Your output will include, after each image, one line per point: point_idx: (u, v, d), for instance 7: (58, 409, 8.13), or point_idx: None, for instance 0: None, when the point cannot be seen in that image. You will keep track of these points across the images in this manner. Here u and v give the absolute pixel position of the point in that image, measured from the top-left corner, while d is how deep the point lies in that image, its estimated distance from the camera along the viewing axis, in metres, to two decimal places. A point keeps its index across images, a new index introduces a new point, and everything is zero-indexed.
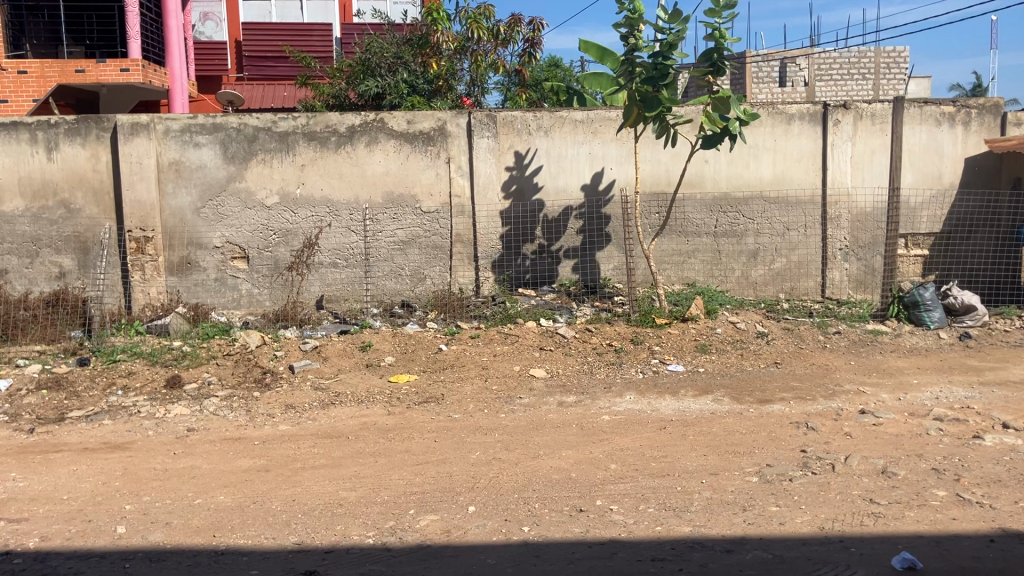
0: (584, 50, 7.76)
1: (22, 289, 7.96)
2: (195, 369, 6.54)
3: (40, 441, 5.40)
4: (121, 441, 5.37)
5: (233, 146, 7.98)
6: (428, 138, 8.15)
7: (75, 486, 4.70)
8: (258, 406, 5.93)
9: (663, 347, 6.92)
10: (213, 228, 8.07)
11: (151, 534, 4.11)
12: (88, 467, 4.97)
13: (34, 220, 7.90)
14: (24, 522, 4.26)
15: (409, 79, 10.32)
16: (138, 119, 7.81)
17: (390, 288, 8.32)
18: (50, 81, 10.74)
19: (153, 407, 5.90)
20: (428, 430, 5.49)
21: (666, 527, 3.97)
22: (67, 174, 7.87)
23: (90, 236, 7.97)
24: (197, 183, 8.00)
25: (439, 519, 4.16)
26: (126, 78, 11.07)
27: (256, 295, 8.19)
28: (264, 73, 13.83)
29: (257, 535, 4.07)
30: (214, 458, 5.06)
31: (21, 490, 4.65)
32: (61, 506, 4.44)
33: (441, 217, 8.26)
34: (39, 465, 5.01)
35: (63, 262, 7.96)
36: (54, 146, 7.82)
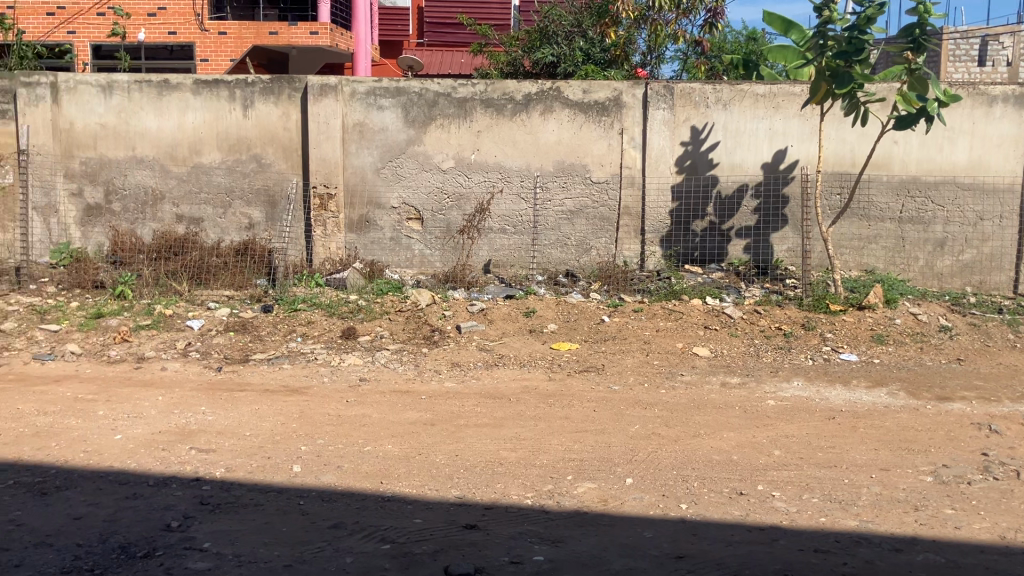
0: (767, 22, 7.50)
1: (215, 238, 8.48)
2: (368, 323, 6.82)
3: (227, 379, 5.82)
4: (299, 385, 5.70)
5: (414, 110, 8.21)
6: (603, 109, 8.11)
7: (258, 424, 5.03)
8: (426, 362, 6.15)
9: (836, 334, 6.66)
10: (392, 188, 8.35)
11: (324, 475, 4.35)
12: (269, 407, 5.30)
13: (229, 172, 8.39)
14: (212, 453, 4.61)
15: (585, 47, 10.29)
16: (327, 80, 8.14)
17: (556, 257, 8.37)
18: (247, 42, 11.79)
19: (330, 356, 6.21)
20: (589, 399, 5.53)
21: (831, 519, 3.85)
22: (261, 131, 8.32)
23: (278, 190, 8.41)
24: (378, 145, 8.28)
25: (597, 488, 4.20)
26: (315, 40, 11.72)
27: (428, 256, 8.43)
28: (443, 39, 14.16)
29: (421, 486, 4.23)
30: (383, 409, 5.29)
31: (210, 423, 5.02)
32: (245, 441, 4.77)
33: (611, 188, 8.24)
34: (225, 401, 5.40)
35: (252, 214, 8.44)
36: (250, 104, 8.28)
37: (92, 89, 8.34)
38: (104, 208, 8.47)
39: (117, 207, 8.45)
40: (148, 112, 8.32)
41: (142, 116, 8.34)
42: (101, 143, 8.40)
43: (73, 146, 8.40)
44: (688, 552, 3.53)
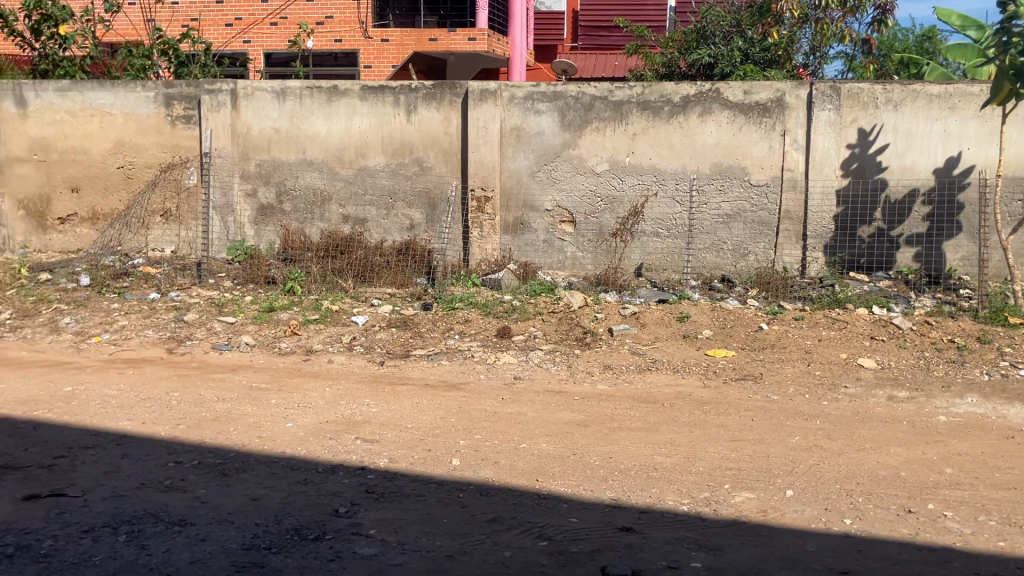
0: (943, 19, 7.15)
1: (377, 237, 8.82)
2: (523, 322, 6.93)
3: (388, 373, 6.06)
4: (456, 381, 5.86)
5: (571, 114, 8.27)
6: (764, 110, 7.93)
7: (418, 417, 5.21)
8: (578, 363, 6.20)
9: (1015, 350, 6.26)
10: (546, 191, 8.44)
11: (482, 470, 4.46)
12: (428, 401, 5.48)
13: (392, 175, 8.69)
14: (376, 443, 4.82)
15: (744, 47, 10.02)
16: (487, 85, 8.31)
17: (711, 261, 8.25)
18: (408, 48, 12.33)
19: (486, 354, 6.35)
20: (746, 407, 5.43)
21: (1010, 544, 3.64)
22: (422, 134, 8.57)
23: (437, 192, 8.66)
24: (535, 148, 8.38)
25: (755, 498, 4.12)
26: (472, 47, 12.16)
27: (581, 258, 8.47)
28: (597, 43, 14.23)
29: (577, 485, 4.28)
30: (538, 408, 5.36)
31: (373, 415, 5.25)
32: (406, 433, 4.96)
33: (771, 192, 8.04)
34: (388, 394, 5.62)
35: (413, 215, 8.71)
36: (413, 109, 8.56)
37: (267, 95, 8.82)
38: (276, 208, 8.96)
39: (288, 207, 8.92)
40: (318, 118, 8.74)
41: (313, 121, 8.76)
42: (275, 147, 8.88)
43: (250, 149, 8.92)
44: (853, 569, 3.42)
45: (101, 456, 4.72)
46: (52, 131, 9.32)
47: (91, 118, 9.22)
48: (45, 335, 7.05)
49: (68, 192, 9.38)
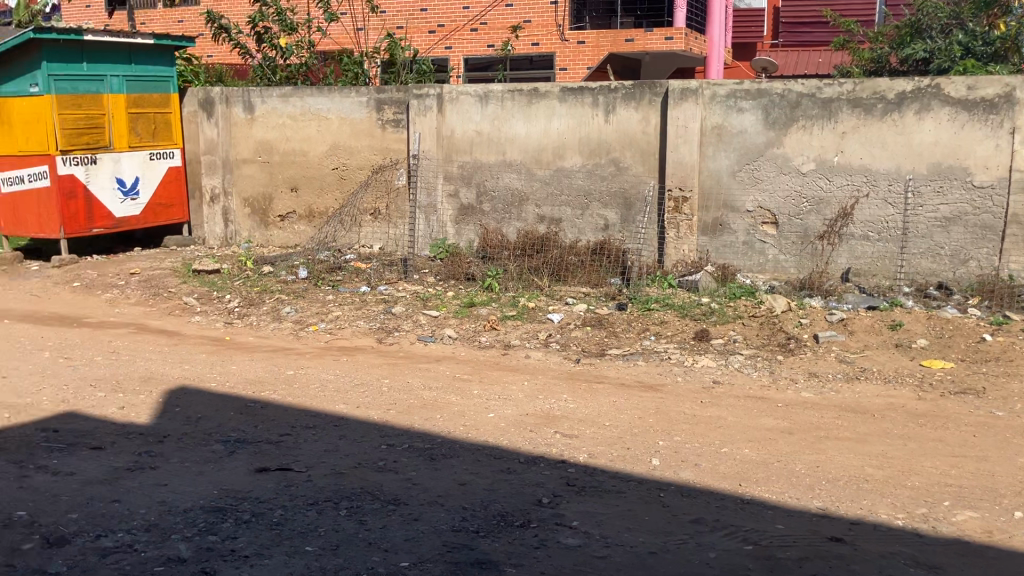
0: None
1: (572, 237, 8.89)
2: (722, 326, 6.82)
3: (585, 370, 6.19)
4: (654, 382, 5.89)
5: (776, 112, 8.04)
6: (991, 106, 7.41)
7: (617, 415, 5.29)
8: (782, 368, 6.05)
9: None
10: (748, 192, 8.24)
11: (683, 471, 4.48)
12: (626, 400, 5.54)
13: (589, 175, 8.76)
14: (576, 438, 4.95)
15: (965, 41, 9.43)
16: (688, 84, 8.22)
17: (926, 268, 7.80)
18: (604, 49, 13.21)
19: (684, 355, 6.33)
20: (966, 422, 5.10)
21: None
22: (621, 135, 8.59)
23: (634, 192, 8.62)
24: (736, 148, 8.21)
25: (979, 517, 3.88)
26: (670, 45, 12.93)
27: (783, 261, 8.23)
28: (800, 39, 14.01)
29: (782, 492, 4.19)
30: (740, 413, 5.28)
31: (572, 411, 5.39)
32: (606, 431, 5.05)
33: (997, 194, 7.49)
34: (586, 391, 5.74)
35: (608, 215, 8.72)
36: (611, 109, 8.59)
37: (470, 99, 9.12)
38: (476, 208, 9.23)
39: (487, 207, 9.19)
40: (518, 119, 8.96)
41: (514, 122, 8.98)
42: (477, 148, 9.18)
43: (453, 151, 9.28)
44: None
45: (321, 435, 5.18)
46: (274, 135, 10.07)
47: (309, 122, 9.87)
48: (268, 323, 7.66)
49: (287, 191, 10.12)
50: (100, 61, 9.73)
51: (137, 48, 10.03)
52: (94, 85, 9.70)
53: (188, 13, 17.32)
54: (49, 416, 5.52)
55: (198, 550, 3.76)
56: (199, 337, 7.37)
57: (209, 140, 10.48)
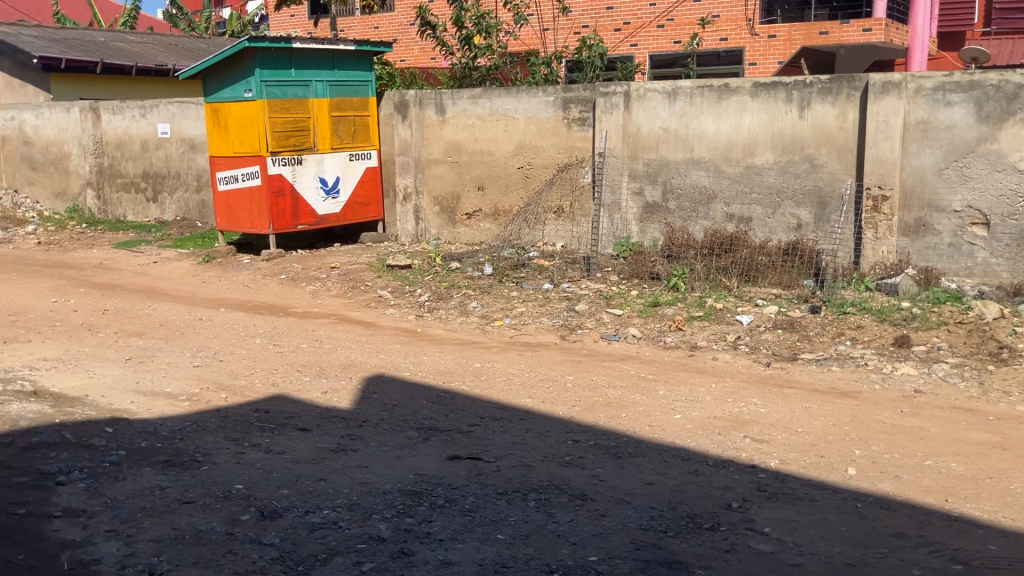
0: None
1: (761, 237, 8.66)
2: (925, 333, 6.45)
3: (775, 374, 6.04)
4: (849, 389, 5.66)
5: (990, 105, 7.51)
6: None
7: (809, 422, 5.13)
8: (993, 381, 5.64)
9: None
10: (955, 191, 7.74)
11: (882, 482, 4.29)
12: (819, 407, 5.36)
13: (781, 173, 8.50)
14: (766, 444, 4.84)
15: None
16: (891, 77, 7.82)
17: None
18: (795, 43, 13.62)
19: (882, 362, 6.05)
20: None
21: None
22: (816, 131, 8.26)
23: (829, 190, 8.28)
24: (943, 143, 7.73)
25: None
26: (868, 36, 12.84)
27: (994, 265, 7.68)
28: (1014, 26, 13.56)
29: (994, 511, 3.92)
30: (945, 424, 4.99)
31: (763, 415, 5.27)
32: (798, 437, 4.91)
33: None
34: (777, 396, 5.60)
35: (801, 215, 8.43)
36: (806, 105, 8.28)
37: (658, 96, 9.06)
38: (661, 206, 9.16)
39: (673, 205, 9.08)
40: (707, 116, 8.81)
41: (703, 119, 8.85)
42: (663, 146, 9.11)
43: (639, 148, 9.24)
44: None
45: (508, 427, 5.32)
46: (464, 136, 10.38)
47: (497, 123, 10.11)
48: (457, 317, 7.92)
49: (475, 190, 10.40)
50: (307, 67, 10.39)
51: (339, 53, 10.62)
52: (301, 90, 10.39)
53: (383, 19, 18.32)
54: (261, 398, 5.95)
55: (396, 530, 3.95)
56: (392, 328, 7.72)
57: (402, 142, 10.89)
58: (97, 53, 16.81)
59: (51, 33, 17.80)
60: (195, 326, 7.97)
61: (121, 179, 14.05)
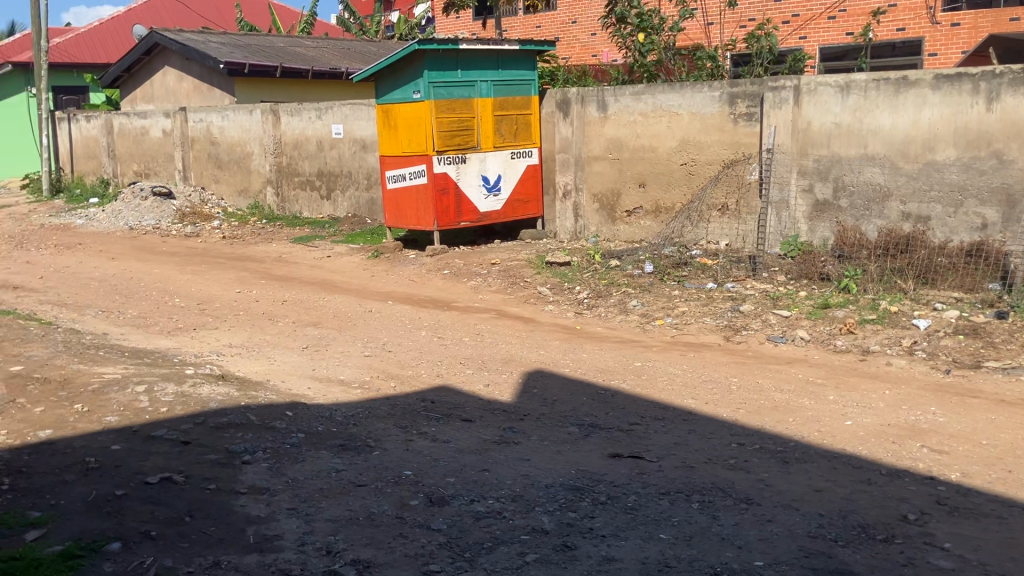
0: None
1: (942, 237, 8.18)
2: None
3: (956, 383, 5.72)
4: None
5: None
6: None
7: (995, 434, 4.84)
8: None
9: None
10: None
11: None
12: (1006, 419, 5.04)
13: (965, 169, 7.98)
14: (946, 455, 4.60)
15: None
16: None
17: None
18: (982, 30, 13.01)
19: None
20: None
21: None
22: (1006, 125, 7.68)
23: (1020, 189, 7.68)
24: None
25: None
26: None
27: None
28: None
29: None
30: None
31: (942, 425, 5.00)
32: (982, 450, 4.64)
33: None
34: (958, 405, 5.30)
35: (987, 214, 7.89)
36: (995, 97, 7.73)
37: (831, 90, 8.75)
38: (832, 204, 8.84)
39: (844, 203, 8.75)
40: (883, 110, 8.41)
41: (878, 114, 8.45)
42: (835, 142, 8.77)
43: (809, 144, 8.95)
44: None
45: (670, 427, 5.28)
46: (626, 132, 10.33)
47: (660, 119, 10.00)
48: (616, 315, 7.91)
49: (636, 187, 10.35)
50: (473, 68, 10.65)
51: (504, 53, 10.82)
52: (466, 90, 10.65)
53: (545, 18, 18.52)
54: (427, 388, 6.15)
55: (559, 524, 4.01)
56: (552, 325, 7.79)
57: (565, 139, 10.97)
58: (277, 57, 17.76)
59: (237, 39, 18.95)
60: (364, 317, 8.32)
61: (297, 178, 14.81)
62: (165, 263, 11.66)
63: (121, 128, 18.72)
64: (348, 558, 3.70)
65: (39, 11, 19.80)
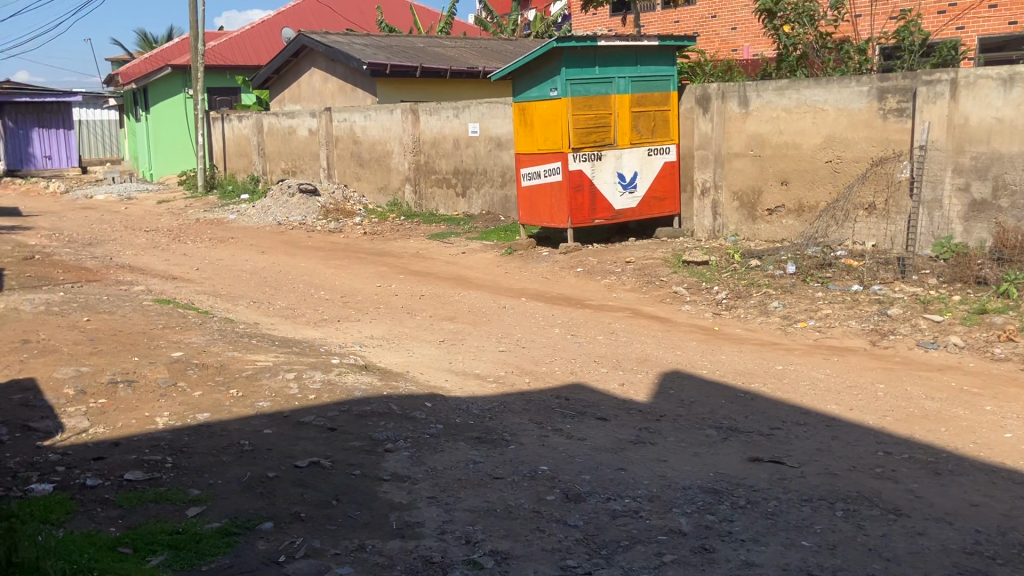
0: None
1: None
2: None
3: None
4: None
5: None
6: None
7: None
8: None
9: None
10: None
11: None
12: None
13: None
14: None
15: None
16: None
17: None
18: None
19: None
20: None
21: None
22: None
23: None
24: None
25: None
26: None
27: None
28: None
29: None
30: None
31: None
32: None
33: None
34: None
35: None
36: None
37: (992, 83, 8.21)
38: (991, 204, 8.34)
39: (1005, 203, 8.25)
40: None
41: None
42: (996, 138, 8.24)
43: (965, 141, 8.45)
44: None
45: (814, 433, 5.12)
46: (768, 128, 10.08)
47: (805, 114, 9.70)
48: (756, 316, 7.74)
49: (777, 184, 10.08)
50: (610, 65, 10.62)
51: (642, 50, 10.73)
52: (603, 87, 10.62)
53: (683, 13, 18.25)
54: (562, 385, 6.18)
55: (697, 526, 3.96)
56: (689, 325, 7.68)
57: (704, 135, 10.81)
58: (418, 57, 18.17)
59: (380, 41, 19.52)
60: (499, 313, 8.43)
61: (434, 175, 15.13)
62: (310, 257, 12.14)
63: (271, 127, 19.59)
64: (486, 548, 3.77)
65: (197, 17, 20.93)
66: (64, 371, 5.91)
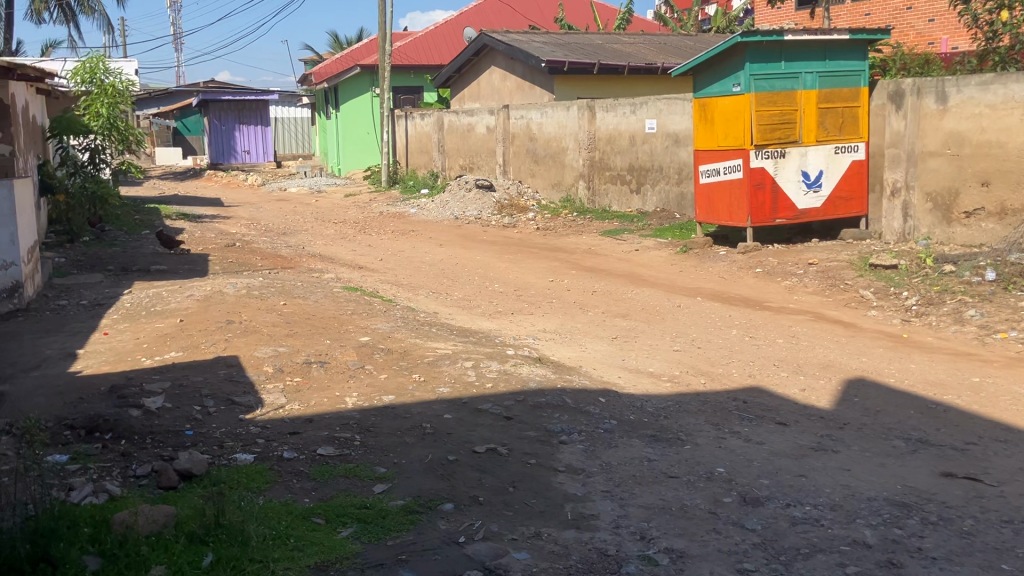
0: None
1: None
2: None
3: None
4: None
5: None
6: None
7: None
8: None
9: None
10: None
11: None
12: None
13: None
14: None
15: None
16: None
17: None
18: None
19: None
20: None
21: None
22: None
23: None
24: None
25: None
26: None
27: None
28: None
29: None
30: None
31: None
32: None
33: None
34: None
35: None
36: None
37: None
38: None
39: None
40: None
41: None
42: None
43: None
44: None
45: (1015, 451, 4.79)
46: (968, 126, 9.45)
47: (1012, 111, 9.04)
48: (950, 325, 7.30)
49: (978, 185, 9.44)
50: (797, 59, 10.29)
51: (832, 44, 10.34)
52: (789, 82, 10.31)
53: (875, 5, 17.51)
54: (739, 388, 6.06)
55: (884, 539, 3.79)
56: (875, 331, 7.35)
57: (896, 133, 10.25)
58: (596, 54, 18.22)
59: (559, 38, 19.71)
60: (674, 312, 8.35)
61: (609, 172, 15.13)
62: (486, 251, 12.43)
63: (450, 124, 20.17)
64: (661, 545, 3.76)
65: (385, 18, 21.83)
66: (264, 351, 6.34)
